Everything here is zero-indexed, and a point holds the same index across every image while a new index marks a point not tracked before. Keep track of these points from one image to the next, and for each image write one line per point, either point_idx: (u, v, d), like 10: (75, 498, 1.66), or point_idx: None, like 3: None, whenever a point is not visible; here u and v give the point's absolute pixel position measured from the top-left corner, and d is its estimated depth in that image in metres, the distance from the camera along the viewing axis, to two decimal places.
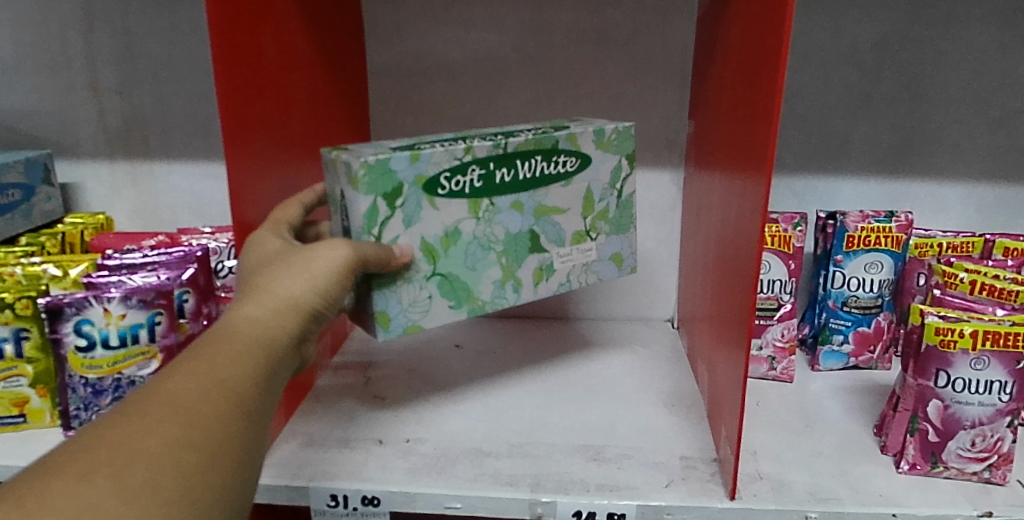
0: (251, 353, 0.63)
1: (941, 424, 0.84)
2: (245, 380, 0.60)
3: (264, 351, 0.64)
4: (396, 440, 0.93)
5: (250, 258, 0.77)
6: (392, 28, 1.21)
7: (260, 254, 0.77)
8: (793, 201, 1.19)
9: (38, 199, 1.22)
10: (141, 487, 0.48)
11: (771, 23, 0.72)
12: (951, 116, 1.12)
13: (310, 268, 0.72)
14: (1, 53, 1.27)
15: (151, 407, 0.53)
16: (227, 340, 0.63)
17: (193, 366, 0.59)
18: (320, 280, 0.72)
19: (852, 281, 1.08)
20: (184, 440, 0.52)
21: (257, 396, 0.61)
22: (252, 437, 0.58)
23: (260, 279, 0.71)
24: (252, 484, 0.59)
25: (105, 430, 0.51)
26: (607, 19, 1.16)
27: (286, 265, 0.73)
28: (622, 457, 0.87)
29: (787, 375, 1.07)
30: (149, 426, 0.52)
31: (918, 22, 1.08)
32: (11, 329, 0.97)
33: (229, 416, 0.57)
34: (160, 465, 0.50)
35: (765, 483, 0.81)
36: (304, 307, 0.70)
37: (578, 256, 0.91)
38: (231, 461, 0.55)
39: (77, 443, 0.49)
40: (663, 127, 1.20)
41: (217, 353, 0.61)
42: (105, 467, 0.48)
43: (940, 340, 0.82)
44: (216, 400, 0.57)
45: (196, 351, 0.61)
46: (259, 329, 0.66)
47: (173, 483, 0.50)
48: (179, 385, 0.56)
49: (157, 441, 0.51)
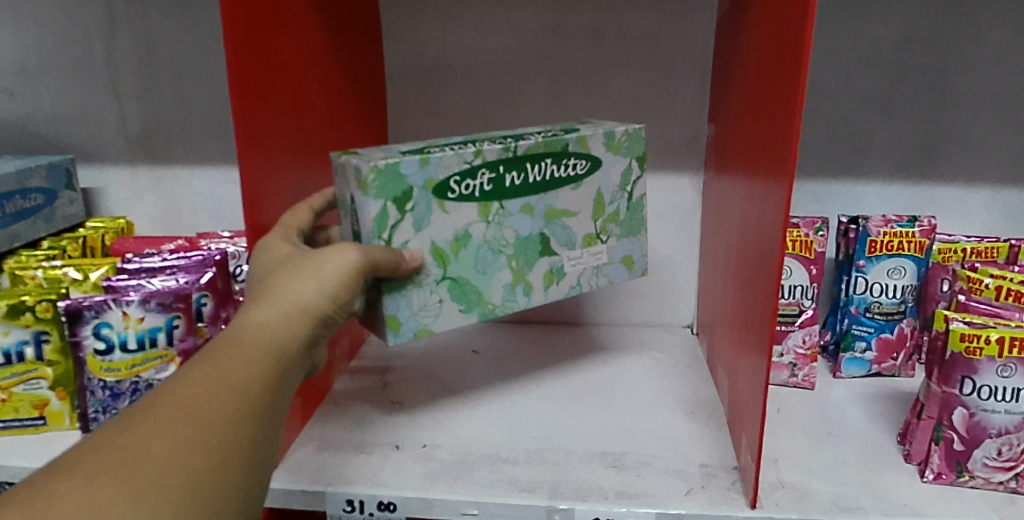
0: (260, 357, 0.62)
1: (967, 433, 0.82)
2: (256, 384, 0.60)
3: (273, 355, 0.64)
4: (413, 445, 0.92)
5: (260, 263, 0.77)
6: (411, 33, 1.21)
7: (270, 259, 0.77)
8: (814, 206, 1.18)
9: (61, 203, 1.23)
10: (149, 490, 0.48)
11: (792, 25, 0.71)
12: (975, 119, 1.11)
13: (320, 272, 0.72)
14: (25, 59, 1.29)
15: (160, 410, 0.53)
16: (236, 344, 0.62)
17: (202, 370, 0.58)
18: (330, 284, 0.72)
19: (875, 287, 1.06)
20: (196, 443, 0.52)
21: (267, 400, 0.61)
22: (262, 442, 0.58)
23: (271, 283, 0.71)
24: (261, 487, 0.59)
25: (115, 432, 0.51)
26: (625, 22, 1.15)
27: (296, 269, 0.73)
28: (642, 465, 0.86)
29: (808, 382, 1.06)
30: (161, 428, 0.52)
31: (941, 24, 1.07)
32: (32, 332, 0.98)
33: (241, 418, 0.57)
34: (169, 467, 0.50)
35: (787, 492, 0.80)
36: (314, 312, 0.70)
37: (589, 260, 0.91)
38: (242, 464, 0.55)
39: (87, 446, 0.49)
40: (683, 131, 1.19)
41: (226, 357, 0.60)
42: (113, 470, 0.48)
43: (965, 347, 0.80)
44: (225, 403, 0.56)
45: (206, 355, 0.61)
46: (271, 332, 0.66)
47: (181, 486, 0.50)
48: (189, 388, 0.56)
49: (165, 443, 0.51)
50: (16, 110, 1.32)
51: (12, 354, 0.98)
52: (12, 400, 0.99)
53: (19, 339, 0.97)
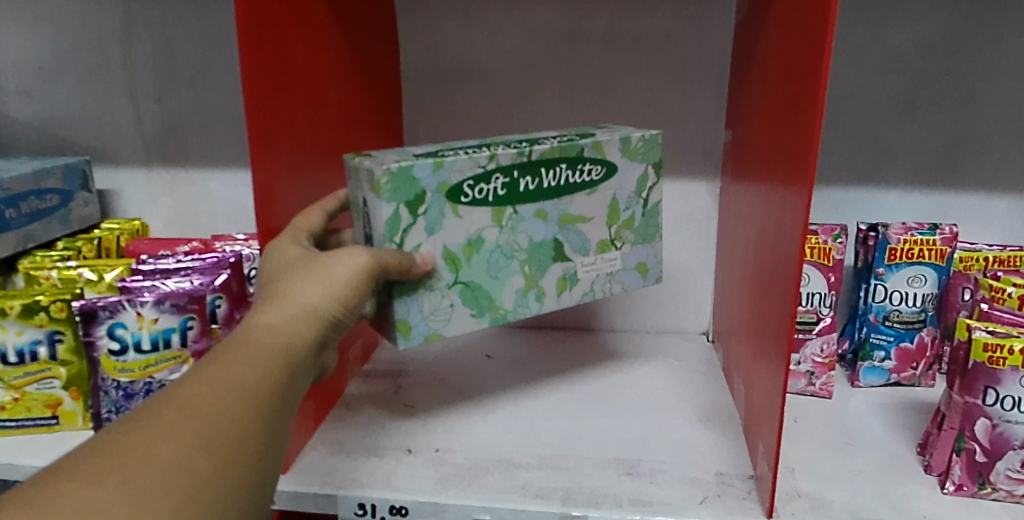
0: (268, 360, 0.62)
1: (990, 444, 0.81)
2: (264, 387, 0.60)
3: (280, 358, 0.63)
4: (425, 450, 0.92)
5: (268, 265, 0.76)
6: (427, 37, 1.21)
7: (278, 260, 0.76)
8: (833, 214, 1.18)
9: (77, 205, 1.24)
10: (150, 492, 0.47)
11: (813, 29, 0.70)
12: (997, 128, 1.10)
13: (330, 276, 0.71)
14: (44, 61, 1.30)
15: (165, 412, 0.53)
16: (243, 347, 0.62)
17: (208, 373, 0.58)
18: (339, 288, 0.71)
19: (894, 295, 1.05)
20: (200, 446, 0.52)
21: (274, 404, 0.60)
22: (267, 446, 0.58)
23: (280, 286, 0.70)
24: (266, 491, 0.58)
25: (119, 434, 0.50)
26: (643, 28, 1.15)
27: (305, 271, 0.72)
28: (657, 472, 0.85)
29: (826, 391, 1.05)
30: (164, 430, 0.51)
31: (963, 32, 1.06)
32: (46, 331, 0.98)
33: (247, 423, 0.56)
34: (172, 470, 0.49)
35: (804, 502, 0.79)
36: (322, 316, 0.69)
37: (602, 266, 0.90)
38: (246, 468, 0.55)
39: (91, 447, 0.49)
40: (700, 137, 1.19)
41: (233, 359, 0.60)
42: (116, 472, 0.47)
43: (988, 356, 0.80)
44: (231, 407, 0.56)
45: (213, 357, 0.60)
46: (279, 335, 0.65)
47: (184, 489, 0.49)
48: (194, 390, 0.55)
49: (169, 446, 0.50)
50: (35, 112, 1.33)
51: (26, 353, 0.98)
52: (25, 399, 0.99)
53: (32, 338, 0.98)
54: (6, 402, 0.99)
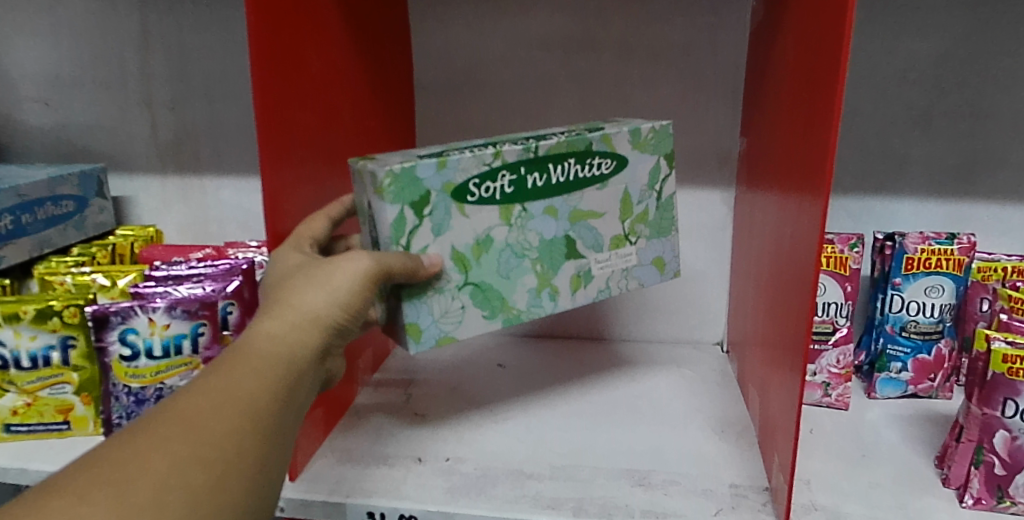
0: (268, 369, 0.61)
1: (1009, 457, 0.79)
2: (264, 394, 0.59)
3: (280, 366, 0.62)
4: (436, 458, 0.91)
5: (271, 273, 0.76)
6: (441, 45, 1.22)
7: (281, 268, 0.75)
8: (849, 223, 1.17)
9: (91, 211, 1.24)
10: (142, 507, 0.47)
11: (829, 29, 0.69)
12: (1016, 135, 1.08)
13: (331, 281, 0.71)
14: (61, 68, 1.31)
15: (159, 426, 0.52)
16: (243, 356, 0.61)
17: (206, 384, 0.57)
18: (340, 294, 0.70)
19: (911, 305, 1.04)
20: (195, 459, 0.51)
21: (275, 413, 0.59)
22: (269, 454, 0.57)
23: (281, 294, 0.70)
24: (269, 498, 0.58)
25: (114, 449, 0.50)
26: (657, 35, 1.15)
27: (308, 277, 0.71)
28: (669, 483, 0.84)
29: (842, 402, 1.04)
30: (159, 443, 0.51)
31: (981, 37, 1.05)
32: (59, 337, 0.98)
33: (245, 432, 0.55)
34: (165, 483, 0.49)
35: (821, 515, 0.78)
36: (323, 322, 0.69)
37: (617, 262, 0.89)
38: (245, 476, 0.54)
39: (85, 461, 0.49)
40: (714, 144, 1.18)
41: (232, 369, 0.59)
42: (107, 487, 0.47)
43: (1008, 368, 0.78)
44: (228, 416, 0.55)
45: (212, 368, 0.60)
46: (279, 343, 0.64)
47: (178, 503, 0.49)
48: (191, 402, 0.55)
49: (163, 458, 0.50)
50: (52, 120, 1.34)
51: (39, 358, 0.98)
52: (37, 404, 0.99)
53: (46, 343, 0.98)
54: (19, 407, 0.99)
